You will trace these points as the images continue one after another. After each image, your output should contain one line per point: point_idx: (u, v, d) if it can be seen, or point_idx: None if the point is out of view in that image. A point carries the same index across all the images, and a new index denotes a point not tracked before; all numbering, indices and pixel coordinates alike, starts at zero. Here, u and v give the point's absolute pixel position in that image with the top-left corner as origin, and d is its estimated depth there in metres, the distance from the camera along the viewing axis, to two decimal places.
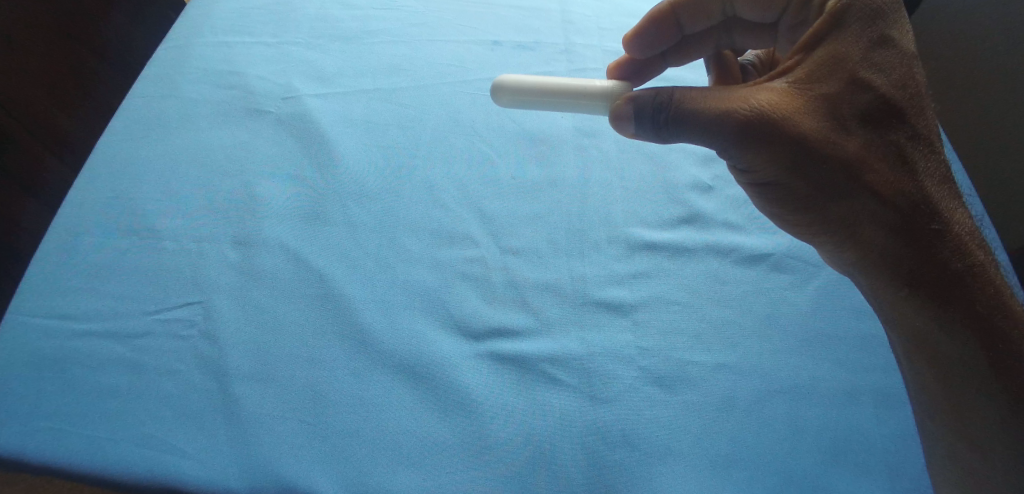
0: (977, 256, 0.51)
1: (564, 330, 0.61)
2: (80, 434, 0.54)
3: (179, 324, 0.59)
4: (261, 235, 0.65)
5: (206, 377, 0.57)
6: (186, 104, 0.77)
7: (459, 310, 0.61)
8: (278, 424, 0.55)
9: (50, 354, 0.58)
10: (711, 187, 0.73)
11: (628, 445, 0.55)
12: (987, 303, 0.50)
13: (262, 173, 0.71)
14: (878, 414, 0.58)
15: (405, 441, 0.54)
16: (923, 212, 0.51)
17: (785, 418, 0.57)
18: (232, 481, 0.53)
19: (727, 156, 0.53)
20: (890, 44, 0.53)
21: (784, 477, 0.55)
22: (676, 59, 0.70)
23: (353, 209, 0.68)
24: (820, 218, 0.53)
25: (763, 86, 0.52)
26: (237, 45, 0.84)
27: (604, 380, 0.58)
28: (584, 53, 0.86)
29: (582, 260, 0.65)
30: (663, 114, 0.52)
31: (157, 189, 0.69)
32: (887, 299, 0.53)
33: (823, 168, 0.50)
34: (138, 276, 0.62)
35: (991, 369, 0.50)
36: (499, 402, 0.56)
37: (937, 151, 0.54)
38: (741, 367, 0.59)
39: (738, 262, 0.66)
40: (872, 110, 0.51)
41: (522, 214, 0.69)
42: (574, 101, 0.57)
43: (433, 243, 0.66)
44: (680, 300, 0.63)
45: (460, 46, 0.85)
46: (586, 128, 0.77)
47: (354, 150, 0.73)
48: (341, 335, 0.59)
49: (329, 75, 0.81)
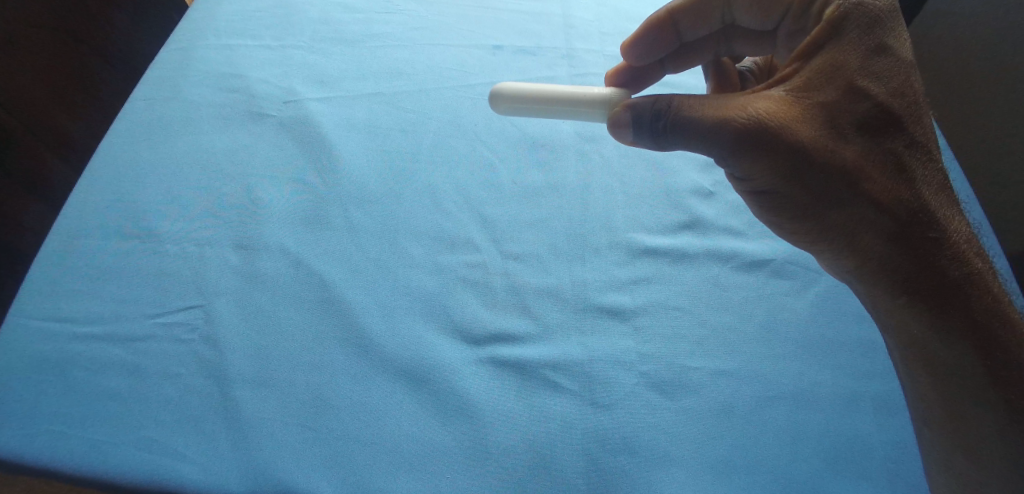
0: (975, 264, 0.51)
1: (564, 336, 0.61)
2: (81, 438, 0.55)
3: (179, 328, 0.60)
4: (263, 240, 0.66)
5: (207, 381, 0.57)
6: (188, 107, 0.77)
7: (459, 315, 0.62)
8: (279, 429, 0.55)
9: (51, 357, 0.58)
10: (712, 192, 0.73)
11: (627, 450, 0.55)
12: (986, 312, 0.50)
13: (263, 177, 0.71)
14: (878, 421, 0.58)
15: (406, 445, 0.55)
16: (922, 220, 0.51)
17: (784, 425, 0.57)
18: (233, 485, 0.53)
19: (725, 164, 0.53)
20: (888, 52, 0.53)
21: (782, 483, 0.55)
22: (675, 66, 0.70)
23: (354, 214, 0.68)
24: (818, 226, 0.53)
25: (761, 93, 0.51)
26: (239, 48, 0.84)
27: (603, 385, 0.58)
28: (586, 57, 0.86)
29: (582, 265, 0.66)
30: (661, 122, 0.52)
31: (160, 192, 0.69)
32: (886, 306, 0.53)
33: (821, 176, 0.50)
34: (139, 280, 0.63)
35: (989, 378, 0.50)
36: (499, 407, 0.57)
37: (935, 159, 0.54)
38: (741, 373, 0.60)
39: (739, 267, 0.66)
40: (871, 118, 0.51)
41: (523, 219, 0.69)
42: (572, 107, 0.57)
43: (434, 248, 0.66)
44: (680, 305, 0.64)
45: (461, 50, 0.85)
46: (587, 133, 0.78)
47: (355, 154, 0.73)
48: (342, 340, 0.60)
49: (331, 79, 0.81)
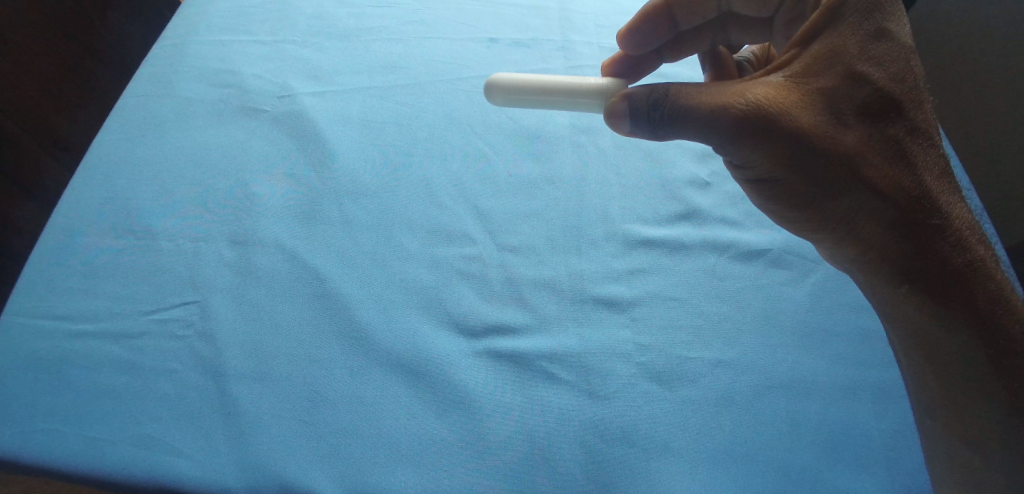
0: (978, 251, 0.51)
1: (562, 329, 0.60)
2: (78, 436, 0.55)
3: (176, 324, 0.60)
4: (258, 235, 0.65)
5: (204, 377, 0.57)
6: (181, 103, 0.77)
7: (456, 308, 0.61)
8: (277, 423, 0.55)
9: (46, 356, 0.58)
10: (709, 183, 0.72)
11: (627, 442, 0.55)
12: (988, 299, 0.49)
13: (258, 173, 0.71)
14: (877, 410, 0.58)
15: (405, 438, 0.55)
16: (925, 205, 0.50)
17: (784, 414, 0.57)
18: (232, 481, 0.53)
19: (724, 152, 0.52)
20: (888, 37, 0.52)
21: (782, 473, 0.54)
22: (671, 55, 0.70)
23: (349, 207, 0.68)
24: (817, 214, 0.52)
25: (758, 81, 0.51)
26: (232, 44, 0.84)
27: (601, 377, 0.58)
28: (582, 50, 0.85)
29: (579, 258, 0.65)
30: (659, 111, 0.52)
31: (154, 189, 0.69)
32: (887, 294, 0.53)
33: (820, 163, 0.50)
34: (134, 276, 0.62)
35: (992, 365, 0.49)
36: (498, 398, 0.57)
37: (936, 145, 0.53)
38: (740, 363, 0.59)
39: (736, 258, 0.66)
40: (870, 104, 0.50)
41: (520, 211, 0.69)
42: (569, 99, 0.57)
43: (431, 241, 0.66)
44: (678, 297, 0.63)
45: (457, 44, 0.85)
46: (584, 125, 0.77)
47: (350, 148, 0.73)
48: (340, 334, 0.59)
49: (325, 74, 0.80)
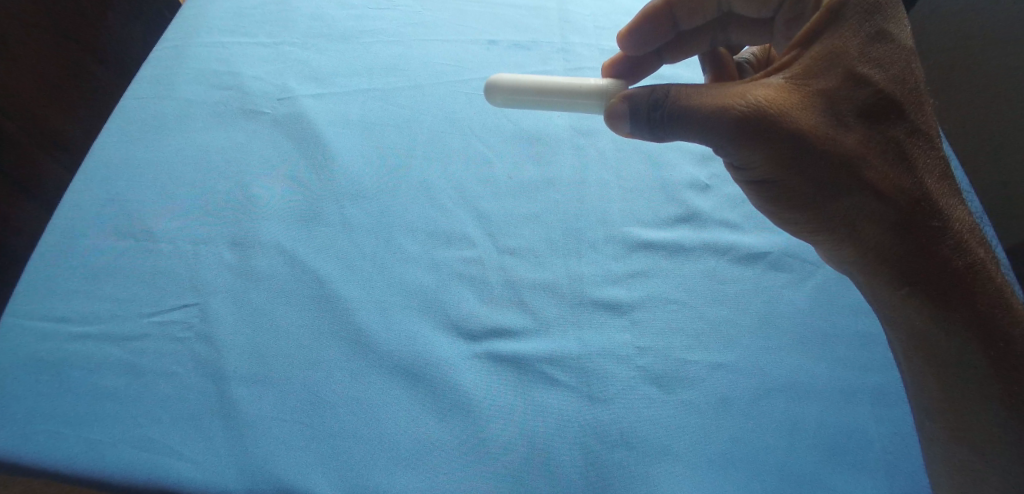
0: (978, 253, 0.51)
1: (562, 331, 0.60)
2: (79, 437, 0.55)
3: (176, 327, 0.60)
4: (258, 237, 0.66)
5: (204, 379, 0.57)
6: (182, 105, 0.77)
7: (456, 310, 0.61)
8: (277, 426, 0.55)
9: (47, 357, 0.58)
10: (708, 185, 0.72)
11: (626, 445, 0.55)
12: (988, 301, 0.49)
13: (258, 175, 0.71)
14: (877, 414, 0.57)
15: (405, 441, 0.55)
16: (925, 207, 0.50)
17: (784, 417, 0.57)
18: (231, 483, 0.53)
19: (724, 153, 0.52)
20: (888, 39, 0.52)
21: (781, 476, 0.54)
22: (671, 56, 0.70)
23: (349, 209, 0.68)
24: (817, 216, 0.52)
25: (759, 82, 0.51)
26: (232, 46, 0.84)
27: (600, 380, 0.58)
28: (582, 52, 0.85)
29: (579, 260, 0.65)
30: (659, 112, 0.51)
31: (155, 191, 0.69)
32: (887, 297, 0.52)
33: (820, 165, 0.50)
34: (135, 278, 0.63)
35: (991, 368, 0.49)
36: (497, 401, 0.57)
37: (936, 147, 0.53)
38: (739, 366, 0.59)
39: (736, 260, 0.66)
40: (870, 105, 0.50)
41: (520, 214, 0.69)
42: (568, 100, 0.56)
43: (430, 243, 0.66)
44: (678, 299, 0.63)
45: (457, 46, 0.85)
46: (584, 127, 0.77)
47: (350, 151, 0.73)
48: (339, 337, 0.59)
49: (325, 76, 0.81)
